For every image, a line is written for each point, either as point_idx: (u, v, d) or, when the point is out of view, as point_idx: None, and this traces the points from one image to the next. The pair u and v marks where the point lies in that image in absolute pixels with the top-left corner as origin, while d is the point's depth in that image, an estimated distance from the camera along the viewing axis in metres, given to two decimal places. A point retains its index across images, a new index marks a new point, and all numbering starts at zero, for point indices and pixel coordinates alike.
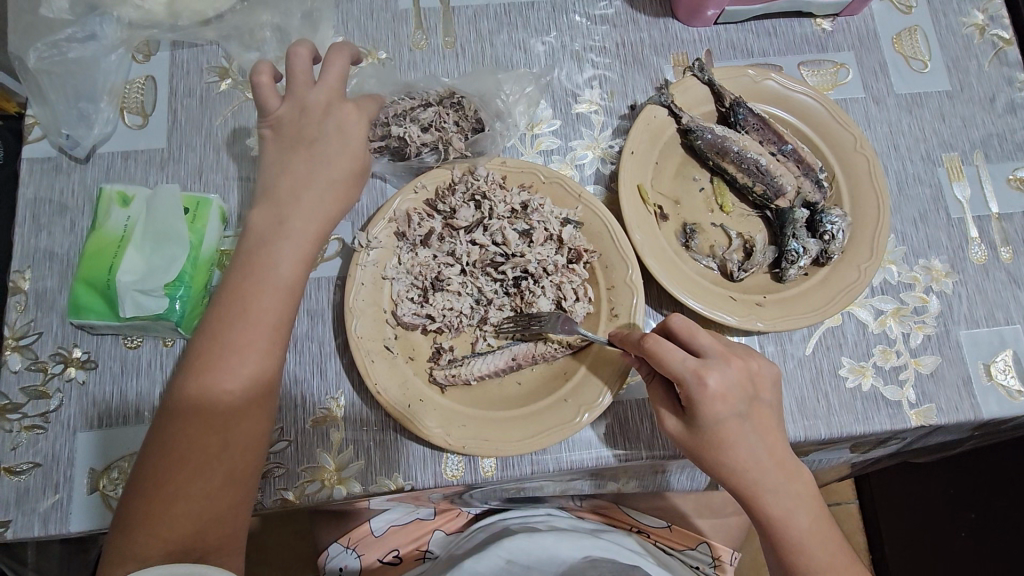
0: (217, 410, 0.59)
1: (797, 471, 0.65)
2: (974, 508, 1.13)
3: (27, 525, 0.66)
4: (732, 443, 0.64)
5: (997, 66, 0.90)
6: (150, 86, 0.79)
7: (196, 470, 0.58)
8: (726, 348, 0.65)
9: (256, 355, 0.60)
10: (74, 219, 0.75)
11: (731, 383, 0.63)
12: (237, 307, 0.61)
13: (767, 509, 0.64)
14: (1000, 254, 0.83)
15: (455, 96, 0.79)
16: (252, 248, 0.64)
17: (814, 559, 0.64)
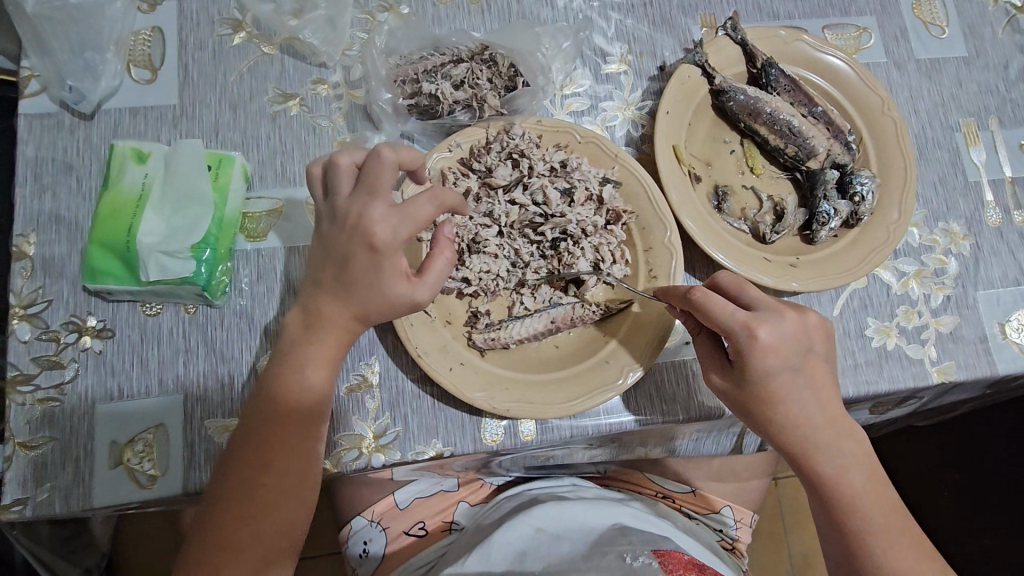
0: (294, 418, 0.60)
1: (848, 426, 0.66)
2: (958, 467, 1.10)
3: (48, 502, 0.63)
4: (784, 397, 0.64)
5: (1011, 33, 0.92)
6: (158, 38, 0.74)
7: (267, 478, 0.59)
8: (780, 302, 0.65)
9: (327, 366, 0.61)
10: (81, 178, 0.70)
11: (784, 338, 0.63)
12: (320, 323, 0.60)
13: (818, 467, 0.66)
14: (1013, 218, 0.85)
15: (487, 52, 0.75)
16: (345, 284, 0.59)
17: (868, 520, 0.65)
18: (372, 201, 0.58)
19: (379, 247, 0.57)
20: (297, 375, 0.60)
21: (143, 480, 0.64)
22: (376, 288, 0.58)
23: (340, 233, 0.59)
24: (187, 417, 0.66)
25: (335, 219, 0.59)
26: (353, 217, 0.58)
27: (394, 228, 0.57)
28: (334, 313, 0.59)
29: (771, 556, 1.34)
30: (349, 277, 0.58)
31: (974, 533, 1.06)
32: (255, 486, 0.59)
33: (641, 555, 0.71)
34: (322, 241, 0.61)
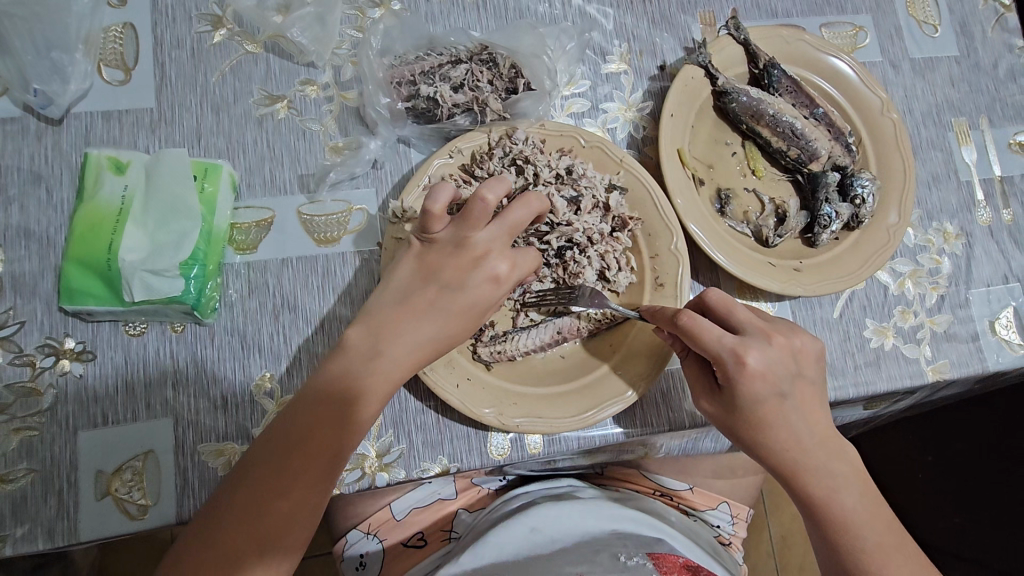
0: (331, 435, 0.58)
1: (840, 449, 0.65)
2: (931, 451, 1.13)
3: (30, 538, 0.59)
4: (773, 422, 0.63)
5: (999, 32, 0.93)
6: (130, 35, 0.69)
7: (282, 492, 0.57)
8: (768, 325, 0.64)
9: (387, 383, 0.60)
10: (51, 188, 0.65)
11: (771, 361, 0.62)
12: (392, 332, 0.60)
13: (808, 488, 0.64)
14: (1002, 217, 0.87)
15: (487, 51, 0.72)
16: (444, 304, 0.61)
17: (862, 540, 0.63)
18: (501, 238, 0.63)
19: (502, 283, 0.63)
20: (348, 386, 0.59)
21: (134, 511, 0.60)
22: (473, 318, 0.63)
23: (454, 262, 0.62)
24: (178, 443, 0.62)
25: (456, 250, 0.62)
26: (480, 251, 0.62)
27: (517, 267, 0.64)
28: (413, 337, 0.60)
29: (753, 540, 1.37)
30: (449, 304, 0.61)
31: (945, 512, 1.10)
32: (268, 504, 0.57)
33: (635, 555, 0.70)
34: (425, 266, 0.62)
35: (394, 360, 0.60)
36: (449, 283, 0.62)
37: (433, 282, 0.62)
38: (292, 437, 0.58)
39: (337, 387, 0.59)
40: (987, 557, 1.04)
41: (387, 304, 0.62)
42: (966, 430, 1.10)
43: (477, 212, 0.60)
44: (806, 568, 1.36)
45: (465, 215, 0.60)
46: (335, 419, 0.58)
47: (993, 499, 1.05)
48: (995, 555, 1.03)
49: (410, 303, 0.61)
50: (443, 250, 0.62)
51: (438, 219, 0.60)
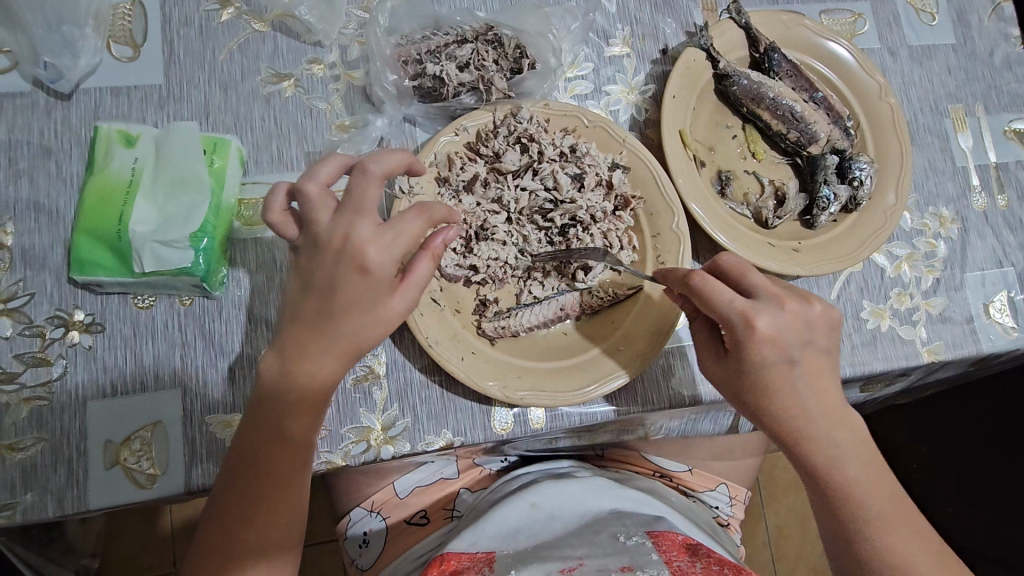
0: (283, 434, 0.57)
1: (846, 420, 0.65)
2: (926, 442, 1.15)
3: (39, 507, 0.59)
4: (780, 389, 0.63)
5: (995, 21, 0.94)
6: (139, 12, 0.70)
7: (259, 496, 0.58)
8: (782, 291, 0.63)
9: (307, 380, 0.56)
10: (60, 162, 0.66)
11: (781, 325, 0.61)
12: (306, 333, 0.55)
13: (813, 456, 0.64)
14: (997, 202, 0.88)
15: (492, 32, 0.73)
16: (332, 298, 0.55)
17: (867, 508, 0.63)
18: (357, 221, 0.55)
19: (375, 269, 0.54)
20: (274, 387, 0.56)
21: (142, 480, 0.61)
22: (372, 307, 0.55)
23: (322, 263, 0.55)
24: (186, 414, 0.63)
25: (315, 250, 0.55)
26: (338, 242, 0.55)
27: (388, 245, 0.54)
28: (323, 338, 0.55)
29: (750, 529, 1.39)
30: (334, 306, 0.55)
31: (940, 501, 1.13)
32: (251, 508, 0.58)
33: (635, 535, 0.65)
34: (302, 275, 0.56)
35: (310, 374, 0.55)
36: (321, 280, 0.55)
37: (315, 283, 0.55)
38: (242, 463, 0.57)
39: (263, 408, 0.57)
40: (983, 547, 1.07)
41: (285, 314, 0.57)
42: (956, 420, 1.11)
43: (318, 203, 0.56)
44: (801, 557, 1.38)
45: (305, 216, 0.56)
46: (270, 441, 0.57)
47: (986, 487, 1.08)
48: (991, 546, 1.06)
49: (302, 317, 0.56)
50: (309, 253, 0.56)
51: (286, 224, 0.57)
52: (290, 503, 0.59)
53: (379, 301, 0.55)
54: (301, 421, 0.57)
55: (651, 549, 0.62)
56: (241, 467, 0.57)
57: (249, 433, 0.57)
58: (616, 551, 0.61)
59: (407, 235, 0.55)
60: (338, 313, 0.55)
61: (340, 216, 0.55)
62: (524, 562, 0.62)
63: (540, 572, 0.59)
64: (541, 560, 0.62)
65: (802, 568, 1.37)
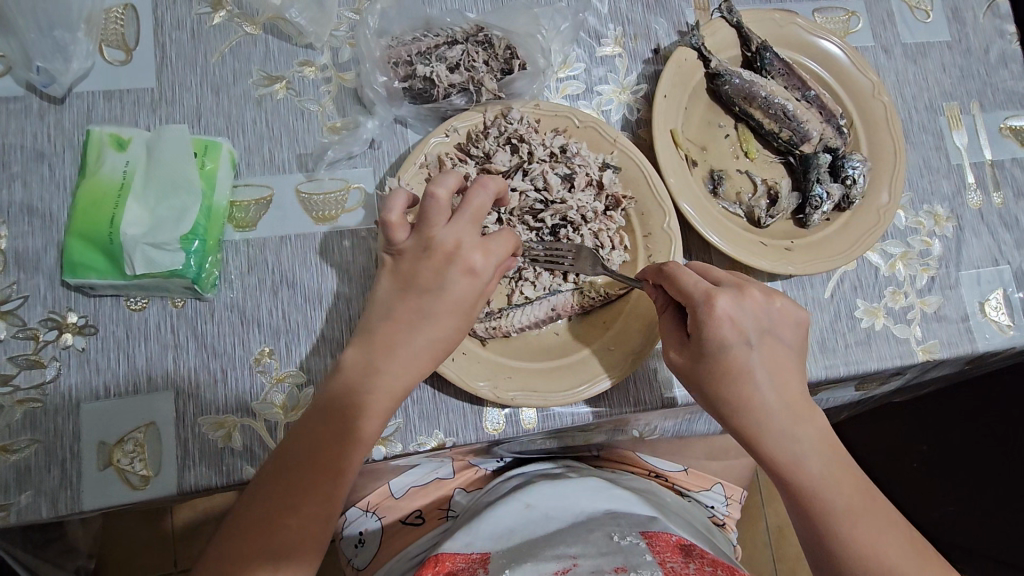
0: (350, 425, 0.58)
1: (807, 413, 0.63)
2: (926, 441, 1.15)
3: (33, 508, 0.60)
4: (738, 373, 0.62)
5: (991, 18, 0.93)
6: (131, 16, 0.70)
7: (306, 487, 0.57)
8: (742, 279, 0.64)
9: (395, 373, 0.59)
10: (54, 165, 0.66)
11: (744, 309, 0.62)
12: (400, 329, 0.60)
13: (768, 450, 0.62)
14: (993, 199, 0.88)
15: (483, 33, 0.74)
16: (431, 298, 0.60)
17: (828, 505, 0.60)
18: (468, 230, 0.60)
19: (479, 273, 0.61)
20: (358, 378, 0.59)
21: (136, 481, 0.61)
22: (463, 311, 0.61)
23: (428, 266, 0.60)
24: (180, 415, 0.63)
25: (424, 253, 0.60)
26: (449, 247, 0.60)
27: (491, 254, 0.61)
28: (415, 336, 0.59)
29: (749, 529, 1.38)
30: (433, 308, 0.60)
31: (939, 500, 1.12)
32: (297, 498, 0.56)
33: (629, 535, 0.65)
34: (401, 277, 0.61)
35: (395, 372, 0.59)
36: (423, 281, 0.60)
37: (418, 282, 0.60)
38: (295, 455, 0.57)
39: (342, 397, 0.59)
40: (986, 547, 1.05)
41: (382, 311, 0.61)
42: (958, 418, 1.10)
43: (433, 209, 0.60)
44: (800, 557, 1.37)
45: (423, 218, 0.60)
46: (336, 436, 0.58)
47: (986, 486, 1.06)
48: (993, 546, 1.05)
49: (396, 316, 0.60)
50: (412, 257, 0.60)
51: (401, 228, 0.60)
52: (326, 510, 0.57)
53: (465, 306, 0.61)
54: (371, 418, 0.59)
55: (645, 550, 0.62)
56: (297, 454, 0.57)
57: (317, 422, 0.58)
58: (610, 551, 0.61)
59: (504, 244, 0.62)
60: (437, 313, 0.60)
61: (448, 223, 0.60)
62: (517, 561, 0.61)
63: (535, 572, 0.59)
64: (534, 558, 0.61)
65: (802, 569, 1.36)
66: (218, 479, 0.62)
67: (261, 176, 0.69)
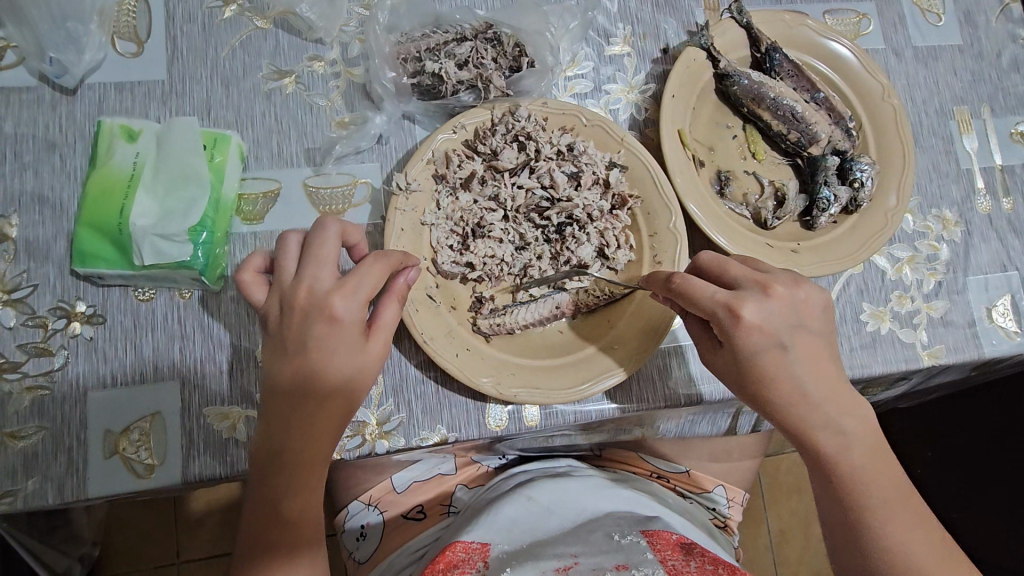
0: (288, 462, 0.58)
1: (851, 405, 0.63)
2: (930, 446, 1.14)
3: (39, 494, 0.60)
4: (775, 377, 0.61)
5: (1003, 22, 0.93)
6: (143, 9, 0.71)
7: (278, 517, 0.58)
8: (766, 278, 0.63)
9: (297, 419, 0.57)
10: (65, 156, 0.67)
11: (770, 316, 0.61)
12: (290, 374, 0.57)
13: (820, 448, 0.62)
14: (1002, 205, 0.87)
15: (491, 30, 0.74)
16: (299, 345, 0.56)
17: (871, 499, 0.61)
18: (320, 274, 0.56)
19: (342, 316, 0.56)
20: (267, 420, 0.58)
21: (140, 470, 0.62)
22: (347, 352, 0.56)
23: (292, 321, 0.56)
24: (184, 405, 0.64)
25: (284, 310, 0.56)
26: (305, 300, 0.56)
27: (354, 295, 0.56)
28: (300, 383, 0.56)
29: (750, 532, 1.38)
30: (310, 354, 0.56)
31: (946, 505, 1.11)
32: (273, 524, 0.58)
33: (629, 533, 0.65)
34: (271, 339, 0.57)
35: (332, 394, 0.57)
36: (289, 328, 0.56)
37: (288, 332, 0.57)
38: (263, 495, 0.58)
39: (266, 439, 0.58)
40: (986, 552, 1.05)
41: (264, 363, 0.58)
42: (964, 424, 1.10)
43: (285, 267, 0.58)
44: (802, 561, 1.37)
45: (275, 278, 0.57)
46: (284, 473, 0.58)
47: (989, 492, 1.06)
48: (993, 551, 1.05)
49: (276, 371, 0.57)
50: (276, 319, 0.57)
51: (256, 285, 0.59)
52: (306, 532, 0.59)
53: (344, 343, 0.56)
54: (332, 433, 0.58)
55: (645, 548, 0.62)
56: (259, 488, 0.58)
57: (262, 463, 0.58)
58: (611, 550, 0.61)
59: (372, 275, 0.57)
60: (310, 357, 0.56)
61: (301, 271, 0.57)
62: (518, 559, 0.61)
63: (535, 570, 0.59)
64: (535, 557, 0.61)
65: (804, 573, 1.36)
66: (222, 470, 0.63)
67: (269, 169, 0.70)
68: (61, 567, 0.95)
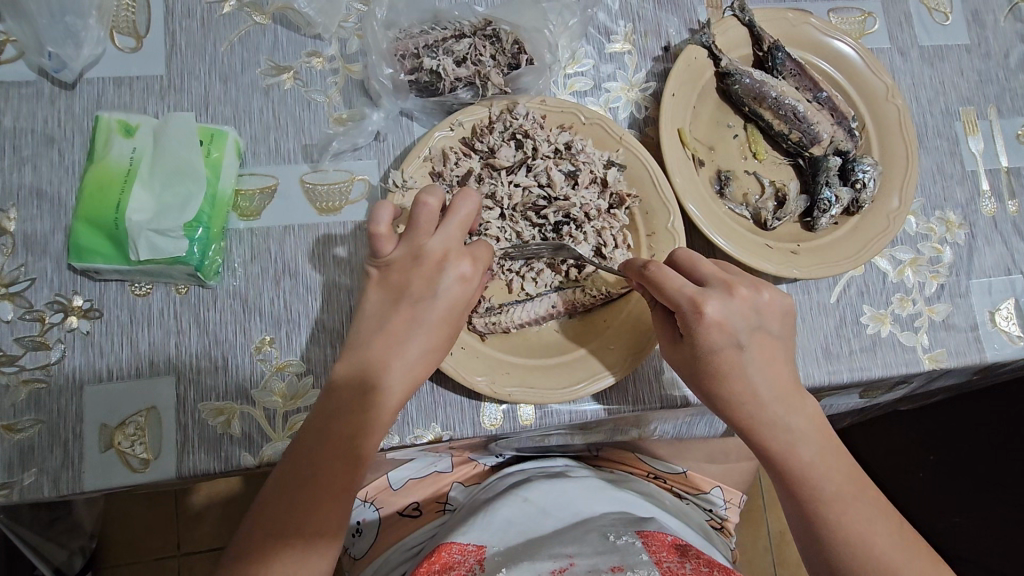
0: (361, 414, 0.59)
1: (800, 402, 0.63)
2: (934, 450, 1.13)
3: (35, 486, 0.61)
4: (729, 374, 0.62)
5: (1012, 22, 0.92)
6: (141, 3, 0.71)
7: (320, 469, 0.57)
8: (731, 278, 0.63)
9: (395, 370, 0.60)
10: (63, 150, 0.67)
11: (729, 311, 0.61)
12: (403, 325, 0.61)
13: (766, 442, 0.62)
14: (1007, 207, 0.86)
15: (490, 27, 0.74)
16: (421, 298, 0.61)
17: (822, 490, 0.60)
18: (455, 238, 0.62)
19: (470, 280, 0.63)
20: (360, 367, 0.60)
21: (136, 464, 0.62)
22: (454, 316, 0.62)
23: (416, 275, 0.61)
24: (180, 400, 0.64)
25: (415, 263, 0.61)
26: (439, 255, 0.62)
27: (478, 261, 0.64)
28: (408, 339, 0.60)
29: (750, 533, 1.38)
30: (426, 312, 0.61)
31: (947, 510, 1.10)
32: (312, 476, 0.57)
33: (624, 534, 0.64)
34: (392, 288, 0.62)
35: (419, 358, 0.61)
36: (411, 288, 0.62)
37: (408, 288, 0.61)
38: (317, 445, 0.58)
39: (355, 383, 0.60)
40: (984, 557, 1.05)
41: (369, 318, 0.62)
42: (970, 432, 1.08)
43: (423, 217, 0.61)
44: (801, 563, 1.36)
45: (412, 226, 0.61)
46: (354, 424, 0.58)
47: (991, 499, 1.05)
48: (991, 556, 1.04)
49: (388, 326, 0.61)
50: (403, 266, 0.62)
51: (388, 239, 0.61)
52: (342, 498, 0.58)
53: (454, 306, 0.62)
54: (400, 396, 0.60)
55: (641, 549, 0.61)
56: (314, 436, 0.58)
57: (334, 408, 0.59)
58: (606, 551, 0.61)
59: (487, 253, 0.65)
60: (424, 312, 0.61)
61: (434, 231, 0.62)
62: (514, 559, 0.61)
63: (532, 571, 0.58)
64: (532, 558, 0.61)
65: None
66: (216, 465, 0.63)
67: (268, 165, 0.70)
68: (61, 558, 0.96)
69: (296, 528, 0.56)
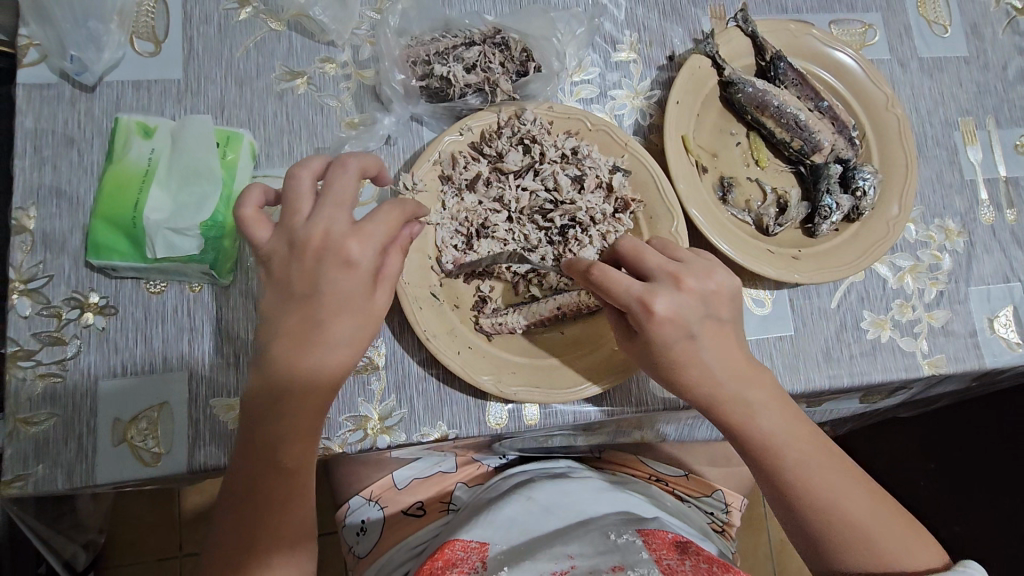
0: (274, 426, 0.58)
1: (755, 377, 0.65)
2: (934, 458, 1.14)
3: (50, 479, 0.62)
4: (688, 363, 0.63)
5: (1010, 34, 0.93)
6: (161, 9, 0.73)
7: (260, 481, 0.59)
8: (679, 269, 0.63)
9: (293, 376, 0.57)
10: (82, 151, 0.69)
11: (677, 306, 0.62)
12: (295, 328, 0.57)
13: (727, 417, 0.64)
14: (1005, 216, 0.87)
15: (499, 35, 0.76)
16: (305, 294, 0.57)
17: (789, 458, 0.63)
18: (338, 216, 0.57)
19: (358, 263, 0.57)
20: (262, 378, 0.57)
21: (147, 458, 0.63)
22: (353, 306, 0.57)
23: (300, 267, 0.57)
24: (192, 396, 0.65)
25: (293, 253, 0.57)
26: (318, 241, 0.56)
27: (369, 241, 0.57)
28: (304, 339, 0.57)
29: (752, 540, 1.38)
30: (320, 309, 0.57)
31: (949, 518, 1.10)
32: (254, 487, 0.59)
33: (625, 534, 0.66)
34: (278, 283, 0.58)
35: (317, 356, 0.57)
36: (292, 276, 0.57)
37: (293, 282, 0.57)
38: (247, 459, 0.59)
39: (260, 394, 0.58)
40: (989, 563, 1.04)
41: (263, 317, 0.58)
42: (970, 437, 1.09)
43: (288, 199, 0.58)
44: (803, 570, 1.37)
45: (290, 214, 0.58)
46: (275, 434, 0.58)
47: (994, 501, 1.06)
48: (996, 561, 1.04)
49: (284, 328, 0.57)
50: (284, 259, 0.57)
51: (259, 225, 0.58)
52: (296, 497, 0.60)
53: (345, 299, 0.57)
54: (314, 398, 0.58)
55: (642, 548, 0.62)
56: (246, 450, 0.59)
57: (252, 421, 0.59)
58: (607, 551, 0.62)
59: (386, 225, 0.58)
60: (314, 311, 0.56)
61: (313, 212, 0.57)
62: (516, 559, 0.62)
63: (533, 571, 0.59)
64: (533, 557, 0.62)
65: None
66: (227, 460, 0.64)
67: (280, 166, 0.71)
68: (68, 554, 0.96)
69: (254, 536, 0.59)
